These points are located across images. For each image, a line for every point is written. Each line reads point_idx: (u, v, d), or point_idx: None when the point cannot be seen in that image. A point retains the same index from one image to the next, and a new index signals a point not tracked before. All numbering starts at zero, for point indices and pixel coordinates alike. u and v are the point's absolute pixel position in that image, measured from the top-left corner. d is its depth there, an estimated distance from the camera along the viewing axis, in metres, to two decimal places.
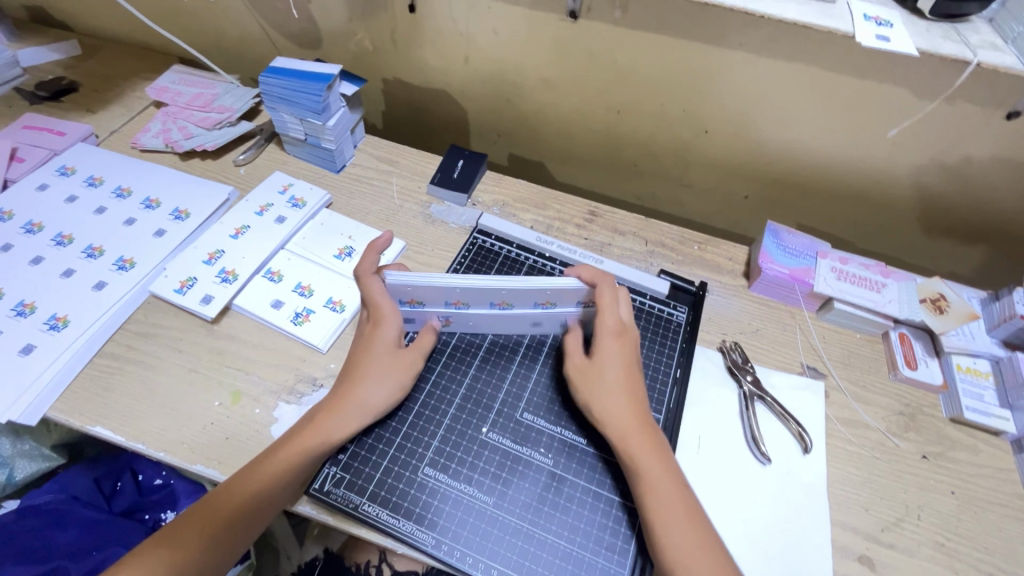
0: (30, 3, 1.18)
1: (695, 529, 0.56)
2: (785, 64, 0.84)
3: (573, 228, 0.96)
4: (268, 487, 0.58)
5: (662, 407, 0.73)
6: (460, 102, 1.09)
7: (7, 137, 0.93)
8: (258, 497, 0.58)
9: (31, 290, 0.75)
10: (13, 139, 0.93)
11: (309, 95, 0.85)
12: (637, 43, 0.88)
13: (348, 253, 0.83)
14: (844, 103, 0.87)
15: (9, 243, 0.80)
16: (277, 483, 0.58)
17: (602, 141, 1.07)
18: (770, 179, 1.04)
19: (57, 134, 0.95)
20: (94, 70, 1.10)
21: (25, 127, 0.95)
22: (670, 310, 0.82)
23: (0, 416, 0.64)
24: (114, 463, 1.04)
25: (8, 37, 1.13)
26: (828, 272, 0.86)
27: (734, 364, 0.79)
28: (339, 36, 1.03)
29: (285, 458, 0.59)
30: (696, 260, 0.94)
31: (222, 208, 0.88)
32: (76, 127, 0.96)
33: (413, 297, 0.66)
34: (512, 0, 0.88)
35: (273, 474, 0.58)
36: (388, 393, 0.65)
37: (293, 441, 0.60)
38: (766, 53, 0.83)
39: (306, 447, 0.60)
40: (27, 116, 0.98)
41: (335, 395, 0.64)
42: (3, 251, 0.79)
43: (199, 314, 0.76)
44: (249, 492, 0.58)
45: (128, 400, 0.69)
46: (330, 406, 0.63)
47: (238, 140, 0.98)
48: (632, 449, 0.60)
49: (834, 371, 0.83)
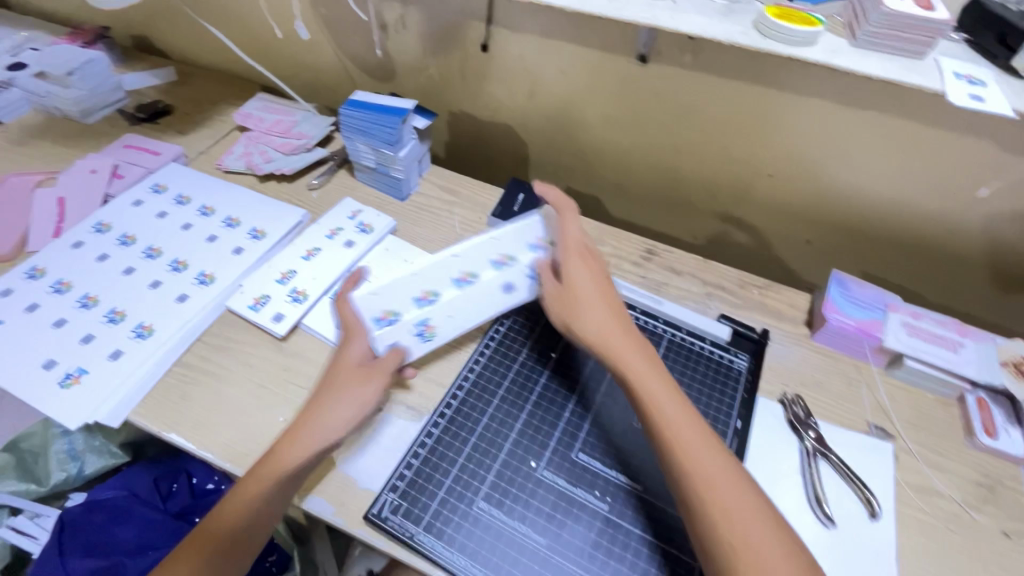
0: (136, 33, 1.29)
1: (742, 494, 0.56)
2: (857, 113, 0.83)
3: (630, 266, 0.95)
4: (259, 503, 0.60)
5: None
6: (523, 136, 1.12)
7: (109, 155, 1.02)
8: (253, 512, 0.60)
9: (123, 299, 0.81)
10: (115, 157, 1.01)
11: (386, 128, 0.89)
12: (705, 87, 0.89)
13: None
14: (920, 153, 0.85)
15: (105, 253, 0.86)
16: (267, 494, 0.60)
17: (661, 180, 1.08)
18: (834, 225, 1.01)
19: (152, 153, 1.03)
20: (187, 95, 1.19)
21: (125, 147, 1.04)
22: (731, 357, 0.81)
23: (89, 416, 0.69)
24: (172, 463, 1.07)
25: (114, 63, 1.24)
26: (898, 327, 0.83)
27: (797, 418, 0.76)
28: (413, 70, 1.09)
29: (272, 477, 0.60)
30: (755, 305, 0.91)
31: (296, 230, 0.93)
32: (170, 148, 1.04)
33: (427, 330, 0.73)
34: (584, 43, 0.91)
35: (262, 492, 0.60)
36: (354, 411, 0.64)
37: (271, 462, 0.61)
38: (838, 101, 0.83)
39: (284, 466, 0.61)
40: (128, 136, 1.07)
41: (305, 412, 0.64)
42: (100, 261, 0.85)
43: (271, 331, 0.79)
44: (245, 508, 0.60)
45: (201, 410, 0.72)
46: (299, 421, 0.64)
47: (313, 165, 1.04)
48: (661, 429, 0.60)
49: (904, 433, 0.78)
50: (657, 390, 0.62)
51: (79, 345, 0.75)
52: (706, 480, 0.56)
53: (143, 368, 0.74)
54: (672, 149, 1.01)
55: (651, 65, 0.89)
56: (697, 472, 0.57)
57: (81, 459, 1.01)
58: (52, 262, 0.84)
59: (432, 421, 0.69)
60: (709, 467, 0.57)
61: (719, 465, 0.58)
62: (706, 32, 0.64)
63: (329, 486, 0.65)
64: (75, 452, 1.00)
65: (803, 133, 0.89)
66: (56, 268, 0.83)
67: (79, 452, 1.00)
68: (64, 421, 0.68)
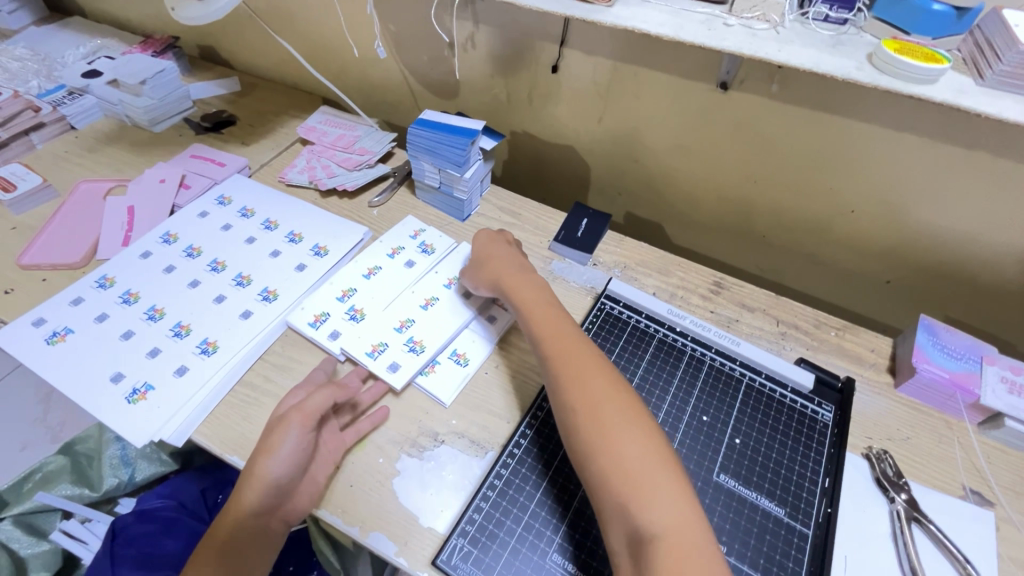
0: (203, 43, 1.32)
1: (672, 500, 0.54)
2: (959, 152, 0.77)
3: (698, 299, 0.91)
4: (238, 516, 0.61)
5: (811, 521, 0.66)
6: (586, 158, 1.09)
7: (177, 165, 1.03)
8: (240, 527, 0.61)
9: (188, 313, 0.80)
10: (182, 167, 1.02)
11: (453, 148, 0.88)
12: (789, 117, 0.85)
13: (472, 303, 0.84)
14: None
15: (172, 265, 0.86)
16: (249, 512, 0.61)
17: (730, 209, 1.03)
18: (918, 266, 0.95)
19: (218, 164, 1.03)
20: (251, 105, 1.20)
21: (192, 157, 1.05)
22: (815, 408, 0.76)
23: (153, 435, 0.68)
24: (217, 475, 1.08)
25: (182, 72, 1.27)
26: (997, 382, 0.75)
27: (885, 477, 0.71)
28: (478, 89, 1.07)
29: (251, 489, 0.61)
30: (834, 348, 0.86)
31: (357, 247, 0.92)
32: (235, 159, 1.04)
33: (460, 355, 0.78)
34: (661, 69, 0.88)
35: (244, 505, 0.61)
36: (291, 441, 0.63)
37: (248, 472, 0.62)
38: (940, 138, 0.77)
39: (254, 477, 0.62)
40: (195, 146, 1.08)
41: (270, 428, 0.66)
42: (166, 272, 0.85)
43: (331, 352, 0.78)
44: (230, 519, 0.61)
45: (262, 432, 0.71)
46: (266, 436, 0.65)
47: (373, 181, 1.03)
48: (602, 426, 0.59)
49: (1004, 499, 0.71)
50: (571, 371, 0.65)
51: (146, 359, 0.75)
52: (615, 458, 0.57)
53: (208, 386, 0.73)
54: (744, 178, 0.97)
55: (732, 93, 0.85)
56: (612, 450, 0.57)
57: (133, 466, 1.06)
58: (120, 272, 0.85)
59: (500, 460, 0.68)
60: (622, 446, 0.58)
61: (638, 441, 0.58)
62: (814, 65, 0.60)
63: (392, 524, 0.64)
64: (129, 458, 1.06)
65: (893, 170, 0.84)
66: (125, 279, 0.84)
67: (133, 458, 1.06)
68: (129, 438, 0.68)
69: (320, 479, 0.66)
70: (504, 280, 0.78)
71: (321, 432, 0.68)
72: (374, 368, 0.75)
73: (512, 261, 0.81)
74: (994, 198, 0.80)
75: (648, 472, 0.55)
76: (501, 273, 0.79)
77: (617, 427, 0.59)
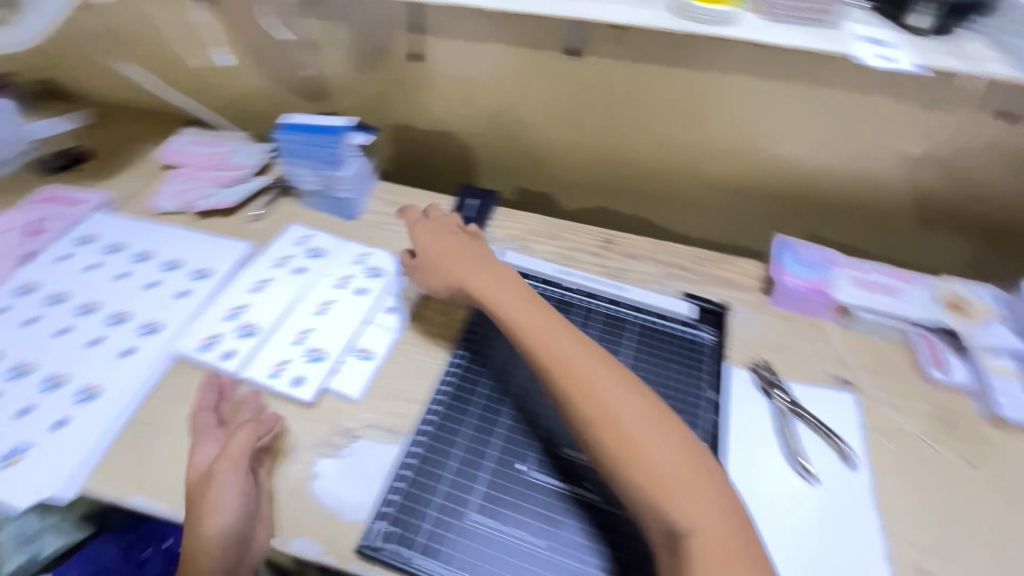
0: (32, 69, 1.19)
1: (661, 432, 0.58)
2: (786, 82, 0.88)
3: (589, 257, 0.96)
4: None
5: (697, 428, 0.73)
6: (467, 142, 1.11)
7: (28, 209, 0.95)
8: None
9: (64, 361, 0.75)
10: (33, 211, 0.94)
11: (325, 146, 0.90)
12: (642, 67, 0.92)
13: (361, 294, 0.85)
14: (846, 112, 0.90)
15: (37, 314, 0.80)
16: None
17: (607, 167, 1.09)
18: (778, 193, 1.04)
19: (75, 202, 0.96)
20: (105, 138, 1.12)
21: (45, 199, 0.97)
22: (695, 332, 0.85)
23: (38, 491, 0.63)
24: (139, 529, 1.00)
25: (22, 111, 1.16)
26: (846, 281, 0.90)
27: (766, 380, 0.79)
28: (347, 88, 1.06)
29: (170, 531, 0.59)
30: (710, 279, 0.94)
31: (243, 262, 0.89)
32: (97, 195, 0.98)
33: (364, 347, 0.79)
34: (512, 42, 0.93)
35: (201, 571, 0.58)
36: (235, 489, 0.61)
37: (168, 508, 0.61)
38: (768, 68, 0.87)
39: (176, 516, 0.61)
40: (46, 187, 1.00)
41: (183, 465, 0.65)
42: (32, 322, 0.79)
43: (221, 369, 0.76)
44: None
45: (164, 461, 0.67)
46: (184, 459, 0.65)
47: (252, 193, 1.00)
48: (574, 383, 0.62)
49: (866, 380, 0.81)
50: (538, 339, 0.67)
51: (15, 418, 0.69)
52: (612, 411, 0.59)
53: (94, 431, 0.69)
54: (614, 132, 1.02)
55: (585, 57, 0.92)
56: (591, 408, 0.60)
57: None
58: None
59: (414, 440, 0.70)
60: (598, 404, 0.60)
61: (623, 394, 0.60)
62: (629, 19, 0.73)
63: (314, 524, 0.63)
64: None
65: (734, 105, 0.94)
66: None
67: None
68: (14, 501, 0.63)
69: (263, 515, 0.63)
70: (451, 270, 0.78)
71: (258, 474, 0.66)
72: (278, 384, 0.74)
73: (451, 244, 0.82)
74: (822, 118, 0.91)
75: (636, 422, 0.58)
76: (449, 262, 0.79)
77: (606, 381, 0.61)
